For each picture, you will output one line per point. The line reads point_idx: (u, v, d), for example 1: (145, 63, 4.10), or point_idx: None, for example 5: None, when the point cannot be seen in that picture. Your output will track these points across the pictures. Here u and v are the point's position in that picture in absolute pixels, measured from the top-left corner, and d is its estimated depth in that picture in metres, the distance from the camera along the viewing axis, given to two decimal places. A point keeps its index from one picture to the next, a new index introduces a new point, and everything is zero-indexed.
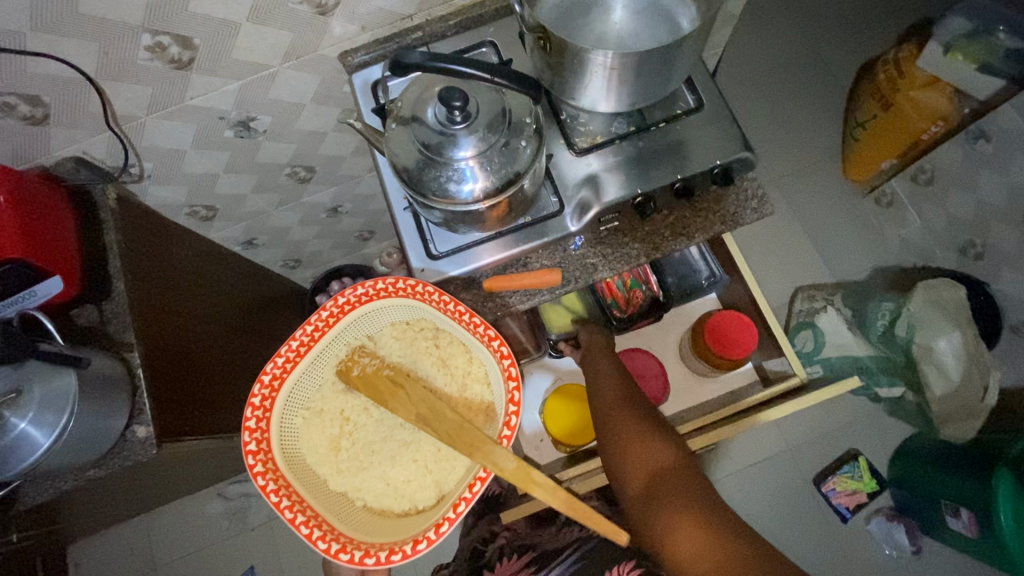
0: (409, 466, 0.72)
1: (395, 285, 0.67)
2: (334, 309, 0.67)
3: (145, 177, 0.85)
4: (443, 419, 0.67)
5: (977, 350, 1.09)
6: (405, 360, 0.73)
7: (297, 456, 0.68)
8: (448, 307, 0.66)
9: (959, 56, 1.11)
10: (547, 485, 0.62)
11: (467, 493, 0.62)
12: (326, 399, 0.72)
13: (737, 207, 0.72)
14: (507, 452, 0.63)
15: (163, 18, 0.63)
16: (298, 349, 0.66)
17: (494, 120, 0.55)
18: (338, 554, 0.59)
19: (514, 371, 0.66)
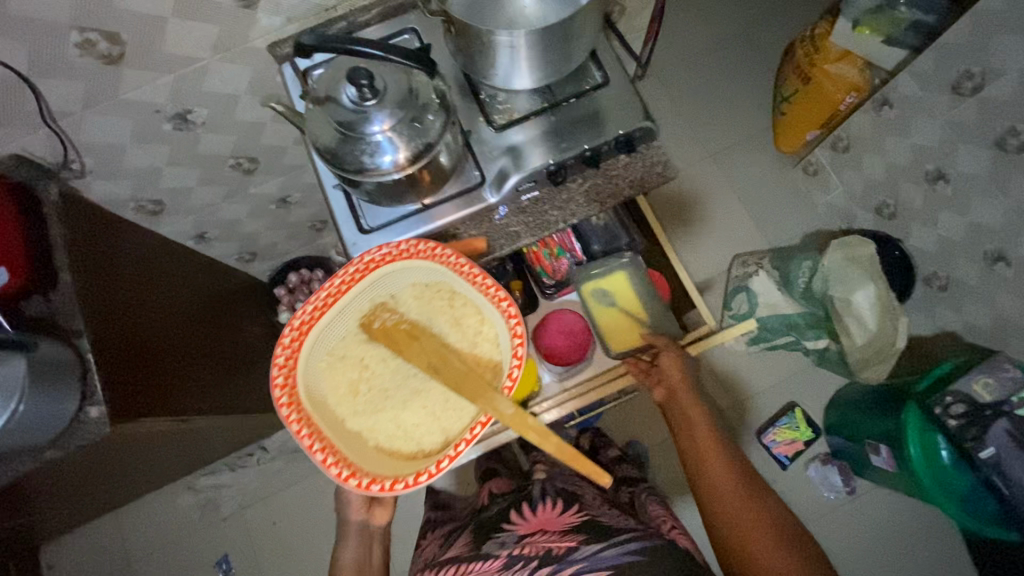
0: (421, 414, 0.76)
1: (417, 247, 0.72)
2: (360, 266, 0.72)
3: (86, 172, 0.87)
4: (452, 369, 0.73)
5: (889, 302, 1.16)
6: (423, 317, 0.78)
7: (319, 394, 0.73)
8: (463, 269, 0.74)
9: (867, 30, 1.20)
10: (540, 430, 0.71)
11: (470, 434, 0.69)
12: (349, 346, 0.77)
13: (644, 172, 0.79)
14: (509, 400, 0.71)
15: (89, 14, 0.66)
16: (326, 298, 0.72)
17: (403, 98, 0.60)
18: (348, 479, 0.66)
19: (520, 329, 0.73)
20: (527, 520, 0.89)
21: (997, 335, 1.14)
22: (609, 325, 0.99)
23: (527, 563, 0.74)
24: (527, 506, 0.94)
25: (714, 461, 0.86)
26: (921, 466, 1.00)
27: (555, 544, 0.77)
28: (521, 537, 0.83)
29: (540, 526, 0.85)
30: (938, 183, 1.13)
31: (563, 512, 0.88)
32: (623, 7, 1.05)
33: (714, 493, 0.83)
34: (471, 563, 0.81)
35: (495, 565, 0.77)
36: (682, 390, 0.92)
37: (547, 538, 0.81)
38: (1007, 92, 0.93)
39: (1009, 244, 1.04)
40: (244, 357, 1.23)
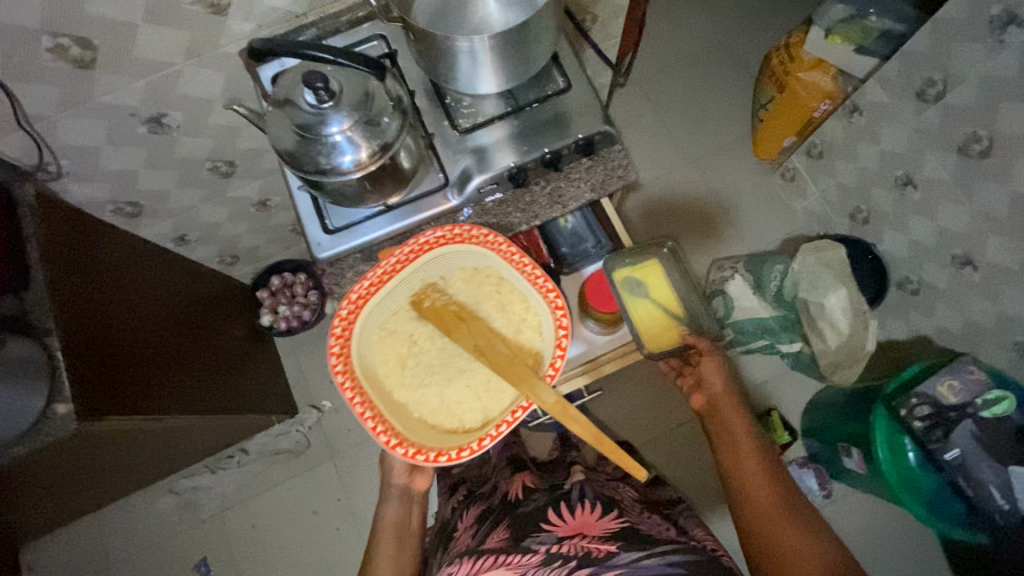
0: (464, 391, 0.85)
1: (471, 232, 0.78)
2: (415, 246, 0.78)
3: (63, 174, 0.89)
4: (497, 352, 0.82)
5: (860, 305, 1.19)
6: (470, 301, 0.86)
7: (370, 364, 0.83)
8: (513, 258, 0.81)
9: (839, 38, 1.21)
10: (578, 419, 0.81)
11: (511, 417, 0.79)
12: (400, 322, 0.85)
13: (606, 175, 0.81)
14: (550, 390, 0.80)
15: (60, 20, 0.68)
16: (382, 276, 0.79)
17: (359, 100, 0.62)
18: (395, 447, 0.75)
19: (565, 322, 0.81)
20: (564, 522, 0.84)
21: (967, 338, 1.15)
22: (644, 320, 0.96)
23: (567, 564, 0.71)
24: (565, 506, 0.89)
25: (750, 469, 0.83)
26: (891, 469, 0.98)
27: (595, 547, 0.74)
28: (561, 538, 0.79)
29: (579, 529, 0.81)
30: (907, 189, 1.15)
31: (603, 516, 0.84)
32: (595, 16, 1.08)
33: (750, 503, 0.80)
34: (507, 556, 0.77)
35: (533, 563, 0.74)
36: (723, 399, 0.92)
37: (586, 540, 0.77)
38: (968, 99, 0.95)
39: (975, 248, 1.05)
40: (228, 358, 1.25)
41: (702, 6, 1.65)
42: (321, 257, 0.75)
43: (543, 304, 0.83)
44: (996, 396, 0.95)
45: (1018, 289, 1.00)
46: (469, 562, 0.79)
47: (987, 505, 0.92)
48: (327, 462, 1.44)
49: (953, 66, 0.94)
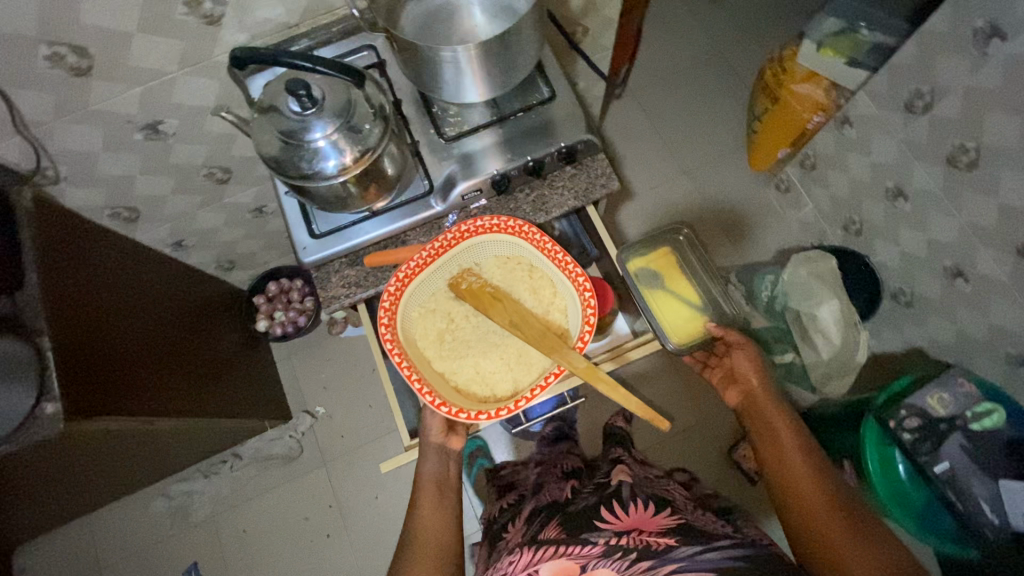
0: (498, 363, 0.78)
1: (507, 223, 0.76)
2: (457, 233, 0.75)
3: (60, 179, 0.91)
4: (530, 326, 0.75)
5: (853, 317, 1.18)
6: (505, 284, 0.80)
7: (410, 335, 0.76)
8: (546, 247, 0.76)
9: (830, 52, 1.23)
10: (607, 382, 0.75)
11: (542, 382, 0.72)
12: (439, 300, 0.79)
13: (589, 183, 0.81)
14: (580, 354, 0.74)
15: (56, 30, 0.70)
16: (427, 257, 0.75)
17: (341, 107, 0.63)
18: (440, 405, 0.70)
19: (592, 301, 0.74)
20: (621, 517, 0.79)
21: (961, 350, 1.15)
22: (665, 312, 1.08)
23: (628, 557, 0.68)
24: (618, 504, 0.84)
25: (793, 461, 0.78)
26: (881, 483, 0.98)
27: (654, 540, 0.71)
28: (619, 532, 0.75)
29: (635, 525, 0.77)
30: (898, 201, 1.15)
31: (658, 512, 0.80)
32: (585, 28, 1.10)
33: (794, 494, 0.74)
34: (566, 546, 0.74)
35: (592, 553, 0.71)
36: (759, 391, 0.89)
37: (643, 534, 0.74)
38: (955, 110, 0.95)
39: (965, 260, 1.05)
40: (222, 361, 1.26)
41: (698, 20, 1.67)
42: (306, 261, 0.76)
43: (570, 288, 0.76)
44: (985, 408, 0.95)
45: (1008, 301, 1.00)
46: (530, 553, 0.77)
47: (978, 523, 0.91)
48: (319, 468, 1.44)
49: (939, 78, 0.95)
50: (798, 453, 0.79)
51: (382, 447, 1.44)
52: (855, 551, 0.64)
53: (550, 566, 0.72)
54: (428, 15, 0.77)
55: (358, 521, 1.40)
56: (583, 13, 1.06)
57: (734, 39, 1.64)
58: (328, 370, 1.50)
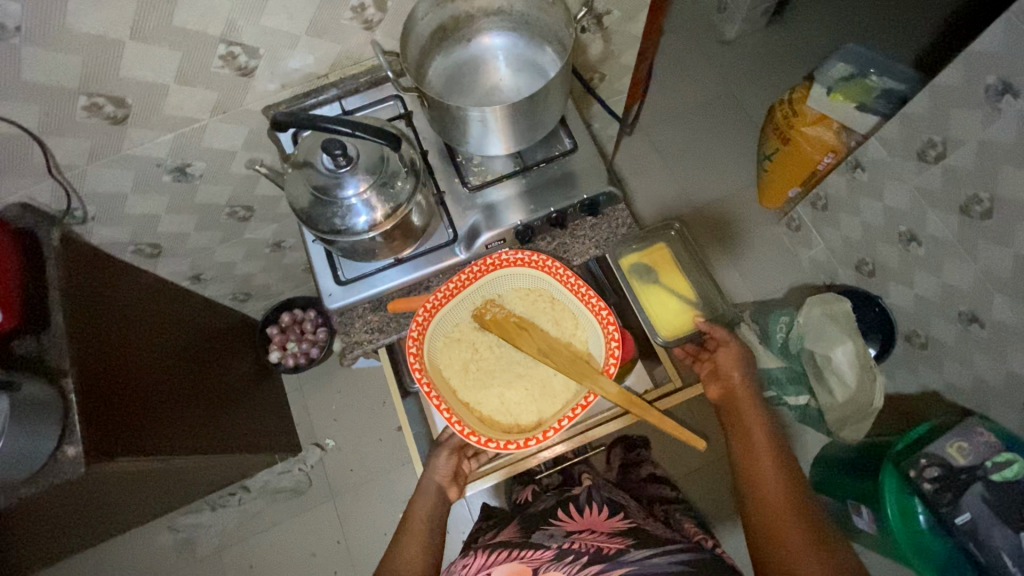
0: (523, 394, 0.77)
1: (532, 257, 0.76)
2: (483, 265, 0.76)
3: (88, 219, 0.93)
4: (559, 354, 0.74)
5: (868, 359, 1.18)
6: (528, 315, 0.78)
7: (435, 367, 0.75)
8: (570, 281, 0.75)
9: (841, 96, 1.27)
10: (638, 404, 0.76)
11: (571, 413, 0.71)
12: (463, 331, 0.78)
13: (609, 232, 0.82)
14: (612, 381, 0.73)
15: (96, 82, 0.72)
16: (453, 288, 0.75)
17: (375, 164, 0.65)
18: (469, 435, 0.69)
19: (618, 334, 0.73)
20: (573, 518, 0.85)
21: (977, 396, 1.15)
22: (656, 306, 0.97)
23: (579, 560, 0.72)
24: (573, 506, 0.90)
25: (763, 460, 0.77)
26: (900, 529, 0.96)
27: (605, 544, 0.75)
28: (570, 532, 0.81)
29: (587, 526, 0.82)
30: (911, 245, 1.16)
31: (610, 517, 0.85)
32: (601, 74, 1.14)
33: (761, 509, 0.72)
34: (521, 550, 0.77)
35: (545, 558, 0.74)
36: (742, 389, 0.85)
37: (594, 538, 0.78)
38: (969, 161, 0.96)
39: (980, 306, 1.05)
40: (234, 394, 1.25)
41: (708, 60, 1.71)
42: (332, 307, 0.77)
43: (593, 319, 0.75)
44: (1006, 458, 0.94)
45: None
46: (483, 555, 0.80)
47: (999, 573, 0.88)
48: (326, 502, 1.42)
49: (953, 130, 0.96)
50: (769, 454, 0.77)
51: (391, 482, 1.43)
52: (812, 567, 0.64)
53: (503, 568, 0.75)
54: (450, 75, 0.80)
55: (364, 558, 1.38)
56: (600, 61, 1.09)
57: (744, 78, 1.68)
58: (338, 401, 1.50)
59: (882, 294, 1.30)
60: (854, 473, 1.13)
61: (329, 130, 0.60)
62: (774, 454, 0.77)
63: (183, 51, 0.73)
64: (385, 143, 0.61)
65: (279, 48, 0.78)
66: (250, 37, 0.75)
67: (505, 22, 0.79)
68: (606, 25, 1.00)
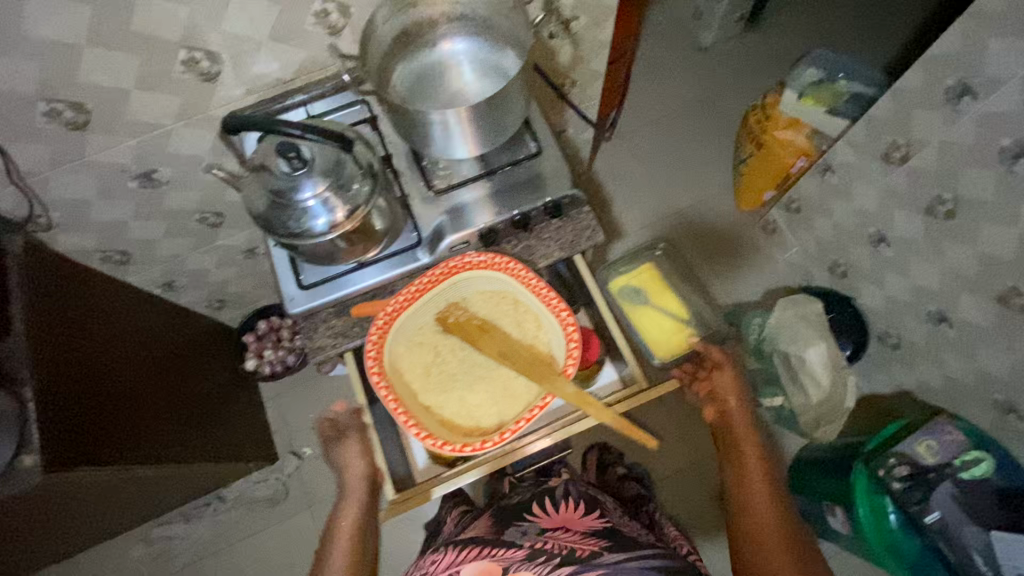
0: (484, 397, 0.76)
1: (492, 259, 0.77)
2: (444, 269, 0.77)
3: (53, 226, 0.92)
4: (519, 356, 0.75)
5: (839, 360, 1.20)
6: (491, 317, 0.78)
7: (397, 370, 0.75)
8: (531, 282, 0.76)
9: (812, 100, 1.30)
10: (595, 405, 0.75)
11: (528, 414, 0.71)
12: (426, 334, 0.78)
13: (574, 235, 0.82)
14: (570, 382, 0.73)
15: (55, 89, 0.72)
16: (415, 292, 0.76)
17: (331, 167, 0.65)
18: (425, 438, 0.70)
19: (577, 334, 0.73)
20: (548, 513, 0.86)
21: (948, 395, 1.16)
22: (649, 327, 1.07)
23: (551, 561, 0.73)
24: (549, 499, 0.89)
25: (756, 483, 0.82)
26: (870, 529, 0.95)
27: (578, 545, 0.76)
28: (544, 531, 0.81)
29: (562, 523, 0.83)
30: (881, 246, 1.17)
31: (585, 514, 0.86)
32: (573, 79, 1.14)
33: (750, 524, 0.78)
34: (492, 547, 0.78)
35: (517, 557, 0.75)
36: (737, 414, 0.91)
37: (568, 537, 0.79)
38: (931, 163, 0.98)
39: (948, 306, 1.07)
40: (208, 403, 1.24)
41: (685, 66, 1.73)
42: (293, 312, 0.76)
43: (554, 320, 0.75)
44: (975, 456, 0.95)
45: (992, 348, 1.01)
46: (454, 551, 0.80)
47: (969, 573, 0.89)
48: (303, 511, 1.41)
49: (915, 132, 0.98)
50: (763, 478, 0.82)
51: None
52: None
53: (474, 567, 0.76)
54: (416, 77, 0.80)
55: None
56: (570, 66, 1.10)
57: (720, 83, 1.70)
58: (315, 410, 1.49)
59: (855, 295, 1.31)
60: (828, 472, 1.12)
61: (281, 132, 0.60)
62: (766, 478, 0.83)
63: (143, 56, 0.73)
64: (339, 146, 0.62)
65: (241, 54, 0.78)
66: (211, 43, 0.75)
67: (468, 27, 0.80)
68: (574, 31, 1.01)
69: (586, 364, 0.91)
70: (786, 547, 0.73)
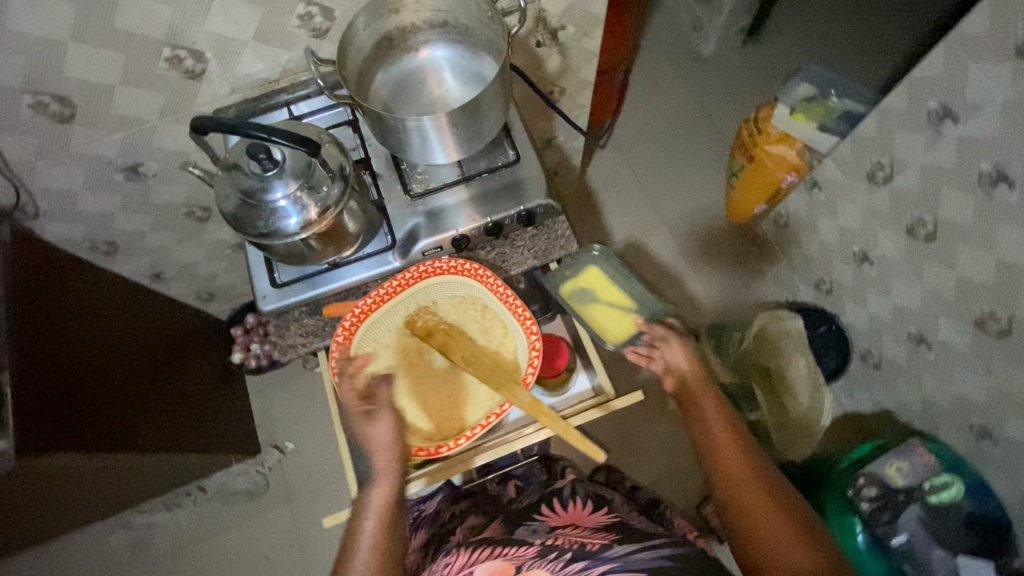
0: (444, 402, 0.79)
1: (460, 266, 0.79)
2: (413, 274, 0.79)
3: (40, 215, 0.94)
4: (480, 363, 0.77)
5: (814, 376, 1.22)
6: (458, 322, 0.80)
7: (363, 372, 0.79)
8: (499, 290, 0.78)
9: (803, 116, 1.29)
10: (551, 416, 0.77)
11: (484, 421, 0.76)
12: (394, 337, 0.80)
13: (548, 243, 0.83)
14: (527, 392, 0.76)
15: (40, 82, 0.74)
16: (383, 295, 0.79)
17: (302, 168, 0.67)
18: (381, 440, 0.74)
19: (539, 344, 0.76)
20: (557, 513, 0.84)
21: (927, 417, 1.15)
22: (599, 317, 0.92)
23: (563, 557, 0.71)
24: (557, 501, 0.88)
25: (733, 457, 0.71)
26: (848, 548, 0.96)
27: (588, 539, 0.74)
28: (553, 528, 0.79)
29: (572, 521, 0.82)
30: (864, 265, 1.17)
31: (594, 511, 0.84)
32: (562, 87, 1.15)
33: (738, 509, 0.66)
34: (503, 547, 0.76)
35: (528, 555, 0.73)
36: (694, 379, 0.81)
37: (577, 534, 0.78)
38: (913, 184, 0.97)
39: (927, 327, 1.06)
40: (193, 395, 1.26)
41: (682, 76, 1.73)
42: (265, 309, 0.78)
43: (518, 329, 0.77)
44: (944, 480, 0.95)
45: (969, 372, 1.01)
46: (466, 552, 0.77)
47: None
48: (282, 505, 1.42)
49: (898, 152, 0.98)
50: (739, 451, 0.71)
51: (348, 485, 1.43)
52: (797, 557, 0.59)
53: (485, 568, 0.73)
54: (396, 85, 0.81)
55: (317, 563, 1.37)
56: (558, 75, 1.11)
57: (717, 95, 1.69)
58: (299, 405, 1.50)
59: (840, 312, 1.31)
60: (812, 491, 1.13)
61: (249, 136, 0.62)
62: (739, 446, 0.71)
63: (127, 53, 0.75)
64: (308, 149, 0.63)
65: (226, 53, 0.79)
66: (196, 41, 0.76)
67: (450, 34, 0.81)
68: (562, 40, 1.01)
69: (555, 371, 0.92)
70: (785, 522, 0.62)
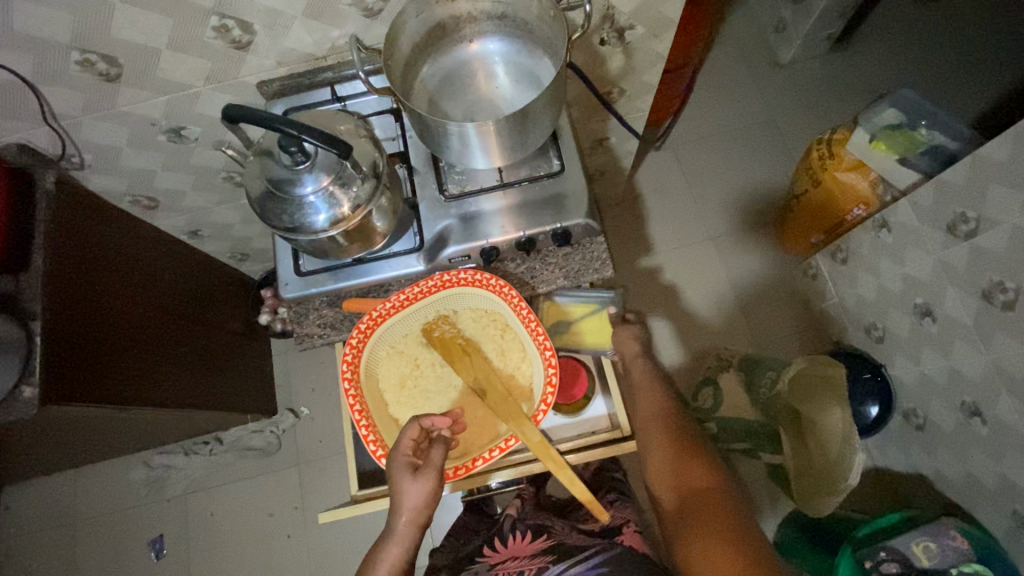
0: None
1: (489, 280, 0.75)
2: (438, 282, 0.76)
3: (85, 165, 0.94)
4: (493, 388, 0.77)
5: (848, 430, 1.12)
6: (475, 337, 0.81)
7: (373, 378, 0.79)
8: (521, 311, 0.76)
9: (882, 146, 1.09)
10: (556, 459, 0.78)
11: (489, 453, 0.75)
12: (408, 343, 0.81)
13: (582, 264, 0.79)
14: (537, 430, 0.76)
15: (88, 38, 0.73)
16: (405, 301, 0.76)
17: (332, 164, 0.64)
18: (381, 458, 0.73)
19: (555, 379, 0.74)
20: (499, 549, 0.88)
21: (967, 491, 1.08)
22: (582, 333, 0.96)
23: None
24: (498, 540, 0.92)
25: (648, 407, 0.89)
26: None
27: (528, 566, 0.77)
28: (493, 566, 0.84)
29: (511, 556, 0.85)
30: (924, 320, 1.07)
31: (533, 539, 0.86)
32: (622, 89, 1.07)
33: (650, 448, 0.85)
34: None
35: None
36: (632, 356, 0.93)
37: (518, 564, 0.80)
38: (999, 245, 0.87)
39: (985, 401, 0.97)
40: (214, 351, 1.27)
41: (754, 82, 1.61)
42: (287, 296, 0.76)
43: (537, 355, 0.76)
44: (974, 570, 0.89)
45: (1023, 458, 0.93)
46: None
47: None
48: (291, 468, 1.46)
49: (988, 208, 0.87)
50: (653, 402, 0.89)
51: None
52: (690, 473, 0.78)
53: None
54: (444, 78, 0.77)
55: (320, 529, 1.41)
56: (619, 75, 1.03)
57: (789, 107, 1.57)
58: (318, 373, 1.53)
59: (886, 364, 1.22)
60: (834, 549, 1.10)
61: (279, 130, 0.59)
62: (648, 398, 0.90)
63: (174, 17, 0.73)
64: (333, 149, 0.59)
65: (273, 26, 0.76)
66: (244, 13, 0.74)
67: (507, 28, 0.75)
68: (628, 40, 0.94)
69: (571, 399, 0.96)
70: (684, 454, 0.81)
